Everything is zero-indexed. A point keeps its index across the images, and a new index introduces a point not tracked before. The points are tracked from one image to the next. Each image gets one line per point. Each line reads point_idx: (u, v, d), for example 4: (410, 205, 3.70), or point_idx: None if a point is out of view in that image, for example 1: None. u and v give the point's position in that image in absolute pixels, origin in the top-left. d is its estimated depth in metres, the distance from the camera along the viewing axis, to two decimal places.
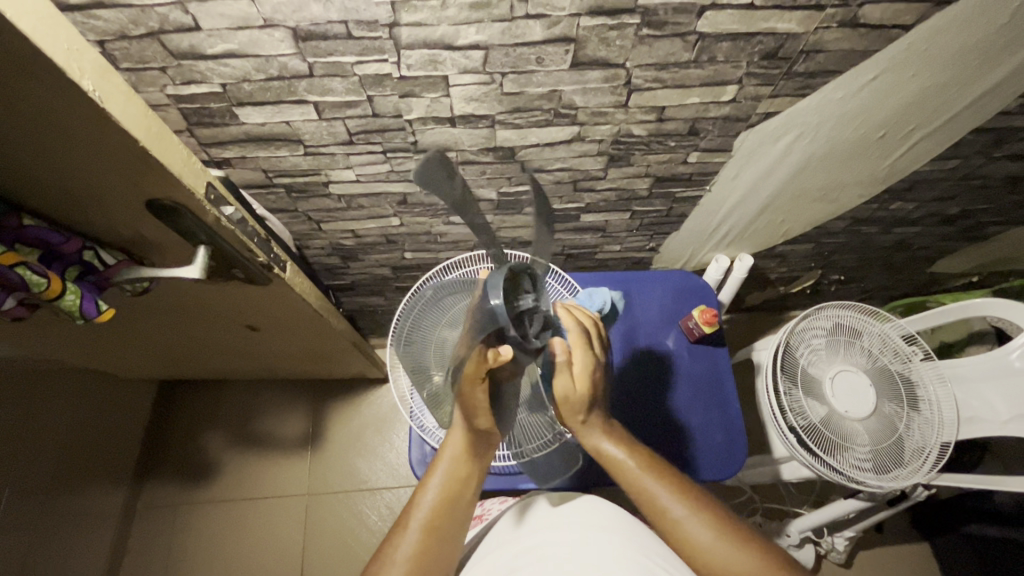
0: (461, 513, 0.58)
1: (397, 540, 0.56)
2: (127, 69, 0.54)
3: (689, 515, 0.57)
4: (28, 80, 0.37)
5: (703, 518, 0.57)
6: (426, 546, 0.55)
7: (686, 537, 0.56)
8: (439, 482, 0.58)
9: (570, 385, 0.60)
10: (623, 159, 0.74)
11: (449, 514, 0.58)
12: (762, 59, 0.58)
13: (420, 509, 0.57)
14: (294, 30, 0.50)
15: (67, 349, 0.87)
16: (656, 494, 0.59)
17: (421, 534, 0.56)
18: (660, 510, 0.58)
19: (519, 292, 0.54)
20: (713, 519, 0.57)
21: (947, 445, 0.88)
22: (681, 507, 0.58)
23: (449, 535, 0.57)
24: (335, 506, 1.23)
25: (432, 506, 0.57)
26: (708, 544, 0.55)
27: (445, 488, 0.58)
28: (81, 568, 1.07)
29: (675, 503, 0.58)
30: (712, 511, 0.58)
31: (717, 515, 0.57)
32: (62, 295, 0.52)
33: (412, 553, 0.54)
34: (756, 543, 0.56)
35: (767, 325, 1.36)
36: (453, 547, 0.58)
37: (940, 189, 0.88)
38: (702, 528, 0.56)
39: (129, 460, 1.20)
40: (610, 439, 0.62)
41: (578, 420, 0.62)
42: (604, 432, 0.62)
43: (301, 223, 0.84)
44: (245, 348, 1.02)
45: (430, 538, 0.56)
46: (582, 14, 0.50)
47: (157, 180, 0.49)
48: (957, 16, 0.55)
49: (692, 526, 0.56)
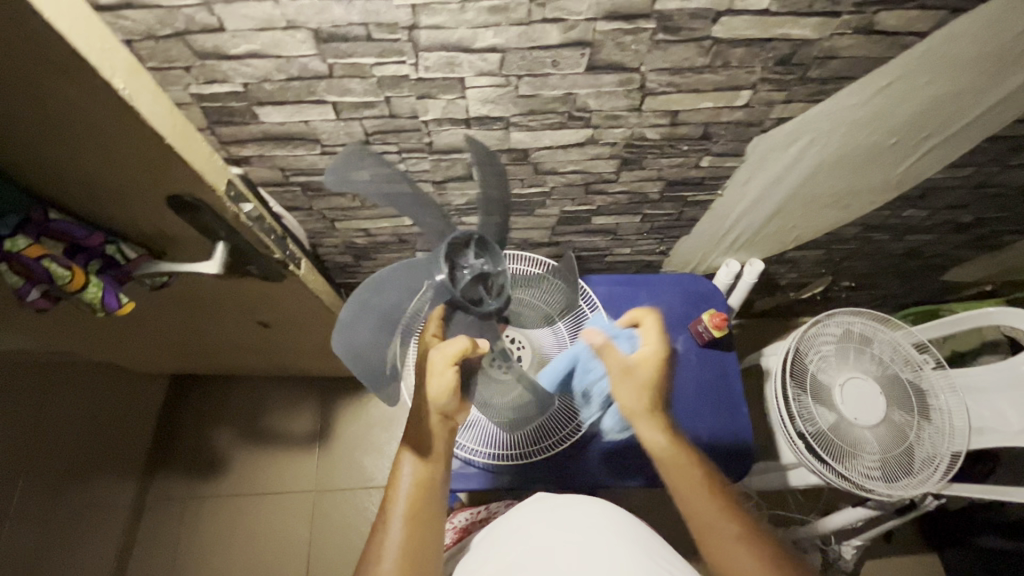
0: (438, 494, 0.58)
1: (383, 536, 0.54)
2: (153, 68, 0.55)
3: (739, 537, 0.54)
4: (61, 77, 0.38)
5: (754, 546, 0.53)
6: (412, 535, 0.55)
7: (728, 558, 0.53)
8: (411, 470, 0.57)
9: (625, 367, 0.63)
10: (635, 162, 0.74)
11: (428, 497, 0.57)
12: (777, 65, 0.58)
13: (397, 500, 0.56)
14: (315, 31, 0.51)
15: (83, 342, 0.89)
16: (707, 510, 0.56)
17: (405, 520, 0.55)
18: (708, 527, 0.55)
19: (466, 259, 0.58)
20: (765, 550, 0.53)
21: (958, 456, 0.87)
22: (734, 526, 0.55)
23: (433, 513, 0.57)
24: (342, 504, 1.24)
25: (409, 494, 0.57)
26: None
27: (418, 471, 0.58)
28: (91, 558, 1.09)
29: (727, 522, 0.55)
30: (764, 541, 0.54)
31: (769, 548, 0.53)
32: (84, 288, 0.53)
33: (401, 544, 0.54)
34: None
35: (776, 331, 1.35)
36: (438, 531, 0.57)
37: (954, 197, 0.87)
38: (748, 558, 0.52)
39: (140, 454, 1.21)
40: (668, 435, 0.61)
41: (636, 407, 0.63)
42: (663, 429, 0.62)
43: (316, 221, 0.86)
44: (258, 344, 1.03)
45: (413, 521, 0.55)
46: (598, 19, 0.51)
47: (180, 177, 0.50)
48: (972, 24, 0.55)
49: (739, 553, 0.53)
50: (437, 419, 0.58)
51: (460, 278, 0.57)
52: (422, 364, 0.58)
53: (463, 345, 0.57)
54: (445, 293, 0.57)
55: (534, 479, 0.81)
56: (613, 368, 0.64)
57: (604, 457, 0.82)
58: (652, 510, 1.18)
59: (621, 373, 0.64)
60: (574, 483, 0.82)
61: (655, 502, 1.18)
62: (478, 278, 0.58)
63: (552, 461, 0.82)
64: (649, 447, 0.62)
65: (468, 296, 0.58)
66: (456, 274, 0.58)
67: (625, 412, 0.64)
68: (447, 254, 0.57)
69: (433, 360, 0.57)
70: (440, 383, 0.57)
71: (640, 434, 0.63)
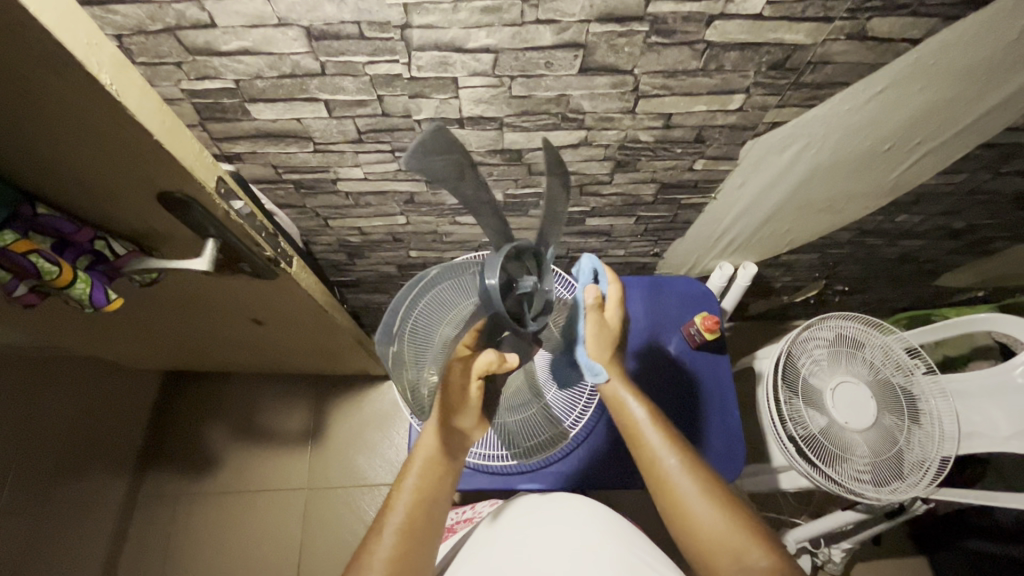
0: (435, 513, 0.58)
1: (375, 544, 0.55)
2: (143, 64, 0.55)
3: (682, 469, 0.58)
4: (48, 73, 0.38)
5: (692, 473, 0.58)
6: (401, 547, 0.55)
7: (672, 488, 0.57)
8: (414, 482, 0.58)
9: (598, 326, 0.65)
10: (628, 164, 0.74)
11: (425, 513, 0.57)
12: (770, 69, 0.58)
13: (396, 511, 0.57)
14: (307, 29, 0.51)
15: (74, 337, 0.89)
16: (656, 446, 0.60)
17: (397, 533, 0.55)
18: (656, 464, 0.59)
19: (520, 272, 0.52)
20: (703, 475, 0.57)
21: (948, 460, 0.88)
22: (677, 460, 0.59)
23: (426, 533, 0.57)
24: (334, 501, 1.24)
25: (407, 505, 0.57)
26: (694, 503, 0.56)
27: (420, 488, 0.58)
28: (81, 553, 1.09)
29: (668, 452, 0.59)
30: (706, 474, 0.58)
31: (709, 478, 0.58)
32: (73, 283, 0.53)
33: (390, 555, 0.54)
34: (740, 509, 0.56)
35: (770, 333, 1.36)
36: (427, 551, 0.57)
37: (947, 204, 0.88)
38: (689, 483, 0.57)
39: (131, 449, 1.21)
40: (625, 381, 0.65)
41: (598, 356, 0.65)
42: (620, 375, 0.65)
43: (309, 219, 0.85)
44: (250, 341, 1.03)
45: (406, 536, 0.55)
46: (592, 21, 0.51)
47: (170, 174, 0.49)
48: (964, 33, 0.56)
49: (681, 482, 0.57)
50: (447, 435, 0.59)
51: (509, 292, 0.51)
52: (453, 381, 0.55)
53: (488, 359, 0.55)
54: (491, 304, 0.50)
55: (525, 478, 0.81)
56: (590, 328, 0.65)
57: (595, 458, 0.82)
58: (643, 511, 1.18)
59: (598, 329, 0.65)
60: (565, 484, 0.82)
61: (645, 503, 1.19)
62: (526, 294, 0.53)
63: (544, 461, 0.82)
64: (606, 391, 0.65)
65: (514, 312, 0.52)
66: (508, 284, 0.51)
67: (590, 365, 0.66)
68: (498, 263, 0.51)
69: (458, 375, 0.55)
70: (459, 399, 0.57)
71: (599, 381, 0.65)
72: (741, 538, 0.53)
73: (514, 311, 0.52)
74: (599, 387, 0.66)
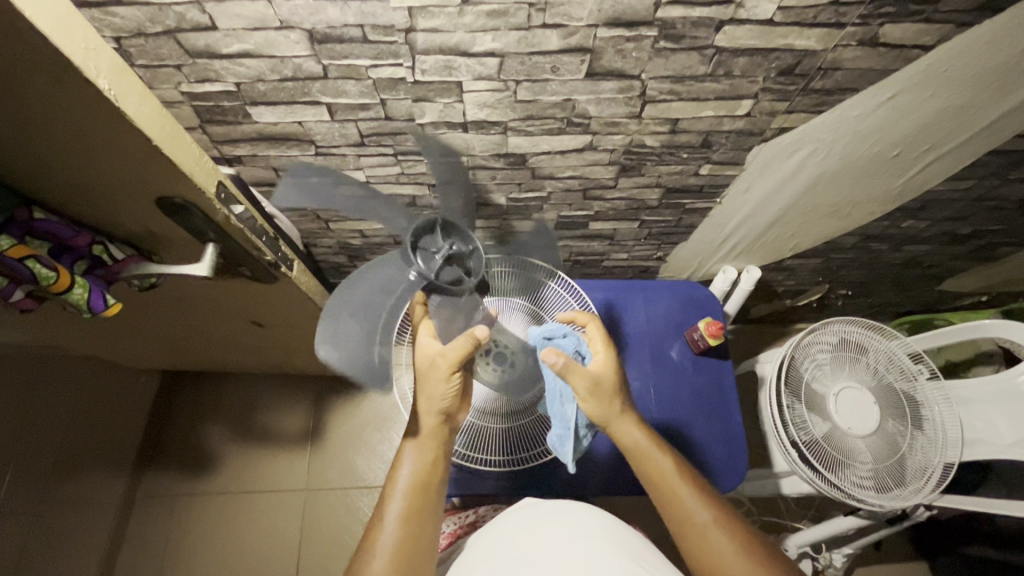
0: (435, 497, 0.58)
1: (377, 534, 0.54)
2: (142, 66, 0.54)
3: (712, 522, 0.56)
4: (45, 78, 0.37)
5: (726, 528, 0.56)
6: (405, 535, 0.54)
7: (706, 546, 0.55)
8: (410, 469, 0.58)
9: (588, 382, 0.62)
10: (633, 169, 0.73)
11: (425, 499, 0.57)
12: (779, 75, 0.58)
13: (395, 497, 0.56)
14: (310, 32, 0.50)
15: (71, 338, 0.88)
16: (683, 497, 0.58)
17: (399, 520, 0.55)
18: (684, 517, 0.57)
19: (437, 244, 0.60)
20: (735, 531, 0.55)
21: (950, 467, 0.87)
22: (707, 512, 0.57)
23: (429, 518, 0.56)
24: (333, 503, 1.23)
25: (406, 492, 0.57)
26: (726, 555, 0.54)
27: (417, 474, 0.58)
28: (78, 554, 1.08)
29: (700, 509, 0.57)
30: (737, 525, 0.56)
31: (740, 529, 0.56)
32: (70, 288, 0.52)
33: (395, 541, 0.53)
34: (773, 561, 0.54)
35: (772, 337, 1.35)
36: (432, 539, 0.56)
37: (953, 209, 0.87)
38: (723, 539, 0.55)
39: (129, 449, 1.20)
40: (643, 432, 0.62)
41: (609, 412, 0.62)
42: (638, 426, 0.63)
43: (310, 222, 0.84)
44: (249, 342, 1.02)
45: (408, 522, 0.55)
46: (599, 25, 0.50)
47: (169, 179, 0.49)
48: (976, 40, 0.55)
49: (711, 537, 0.55)
50: (438, 421, 0.60)
51: (432, 263, 0.60)
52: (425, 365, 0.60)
53: (463, 345, 0.59)
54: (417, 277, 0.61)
55: (526, 484, 0.80)
56: (579, 382, 0.62)
57: (596, 463, 0.82)
58: (643, 515, 1.18)
59: (590, 385, 0.62)
60: (566, 490, 0.81)
61: (646, 506, 1.18)
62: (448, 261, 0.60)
63: (545, 467, 0.81)
64: (625, 446, 0.62)
65: (446, 279, 0.60)
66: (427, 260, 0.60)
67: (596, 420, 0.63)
68: (413, 245, 0.60)
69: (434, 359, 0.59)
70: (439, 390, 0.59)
71: (615, 436, 0.63)
72: None
73: (445, 278, 0.60)
74: (614, 438, 0.63)
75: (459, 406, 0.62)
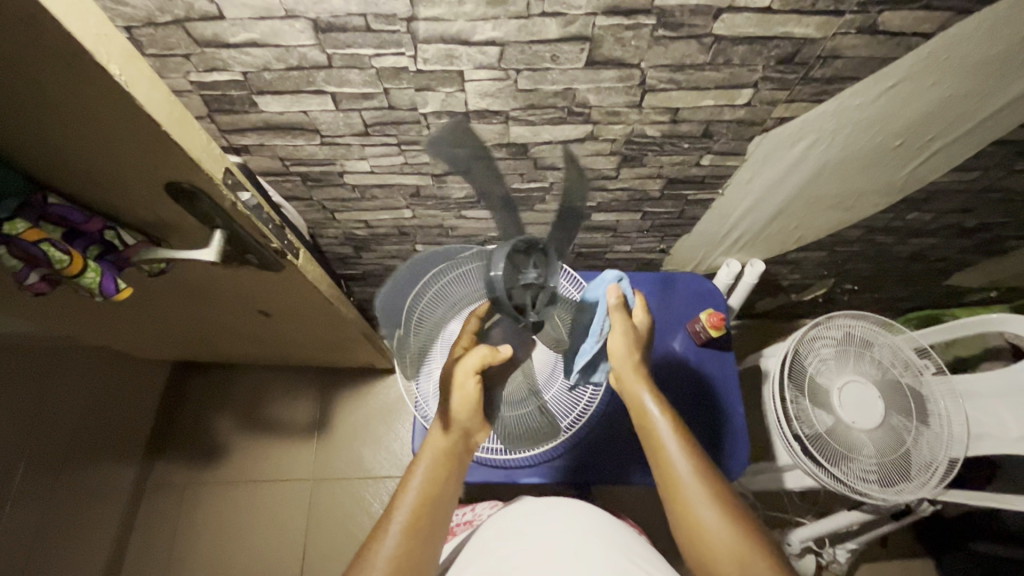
0: (441, 512, 0.57)
1: (378, 544, 0.53)
2: (152, 55, 0.55)
3: (693, 476, 0.58)
4: (59, 64, 0.38)
5: (706, 485, 0.57)
6: (407, 544, 0.53)
7: (684, 497, 0.57)
8: (420, 482, 0.58)
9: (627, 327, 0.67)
10: (635, 159, 0.74)
11: (431, 511, 0.56)
12: (779, 63, 0.58)
13: (402, 508, 0.55)
14: (314, 21, 0.51)
15: (84, 326, 0.90)
16: (667, 449, 0.60)
17: (402, 531, 0.54)
18: (668, 470, 0.59)
19: (526, 266, 0.57)
20: (716, 489, 0.57)
21: (955, 461, 0.87)
22: (689, 467, 0.58)
23: (431, 532, 0.55)
24: (338, 493, 1.25)
25: (412, 505, 0.56)
26: (700, 509, 0.56)
27: (426, 488, 0.57)
28: (90, 541, 1.10)
29: (685, 461, 0.59)
30: (717, 482, 0.58)
31: (719, 486, 0.57)
32: (83, 272, 0.53)
33: (395, 554, 0.52)
34: (749, 522, 0.55)
35: (778, 332, 1.35)
36: (430, 555, 0.55)
37: (959, 202, 0.86)
38: (700, 493, 0.56)
39: (140, 438, 1.23)
40: (648, 389, 0.65)
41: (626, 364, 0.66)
42: (643, 382, 0.65)
43: (316, 212, 0.86)
44: (257, 332, 1.04)
45: (411, 536, 0.54)
46: (598, 14, 0.51)
47: (178, 165, 0.50)
48: (980, 26, 0.55)
49: (691, 489, 0.57)
50: (454, 435, 0.61)
51: (515, 281, 0.56)
52: (445, 379, 0.63)
53: (483, 356, 0.63)
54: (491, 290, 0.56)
55: (528, 473, 0.81)
56: (615, 330, 0.67)
57: (597, 453, 0.83)
58: (645, 507, 1.18)
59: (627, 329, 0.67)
60: (568, 478, 0.82)
61: (649, 499, 1.19)
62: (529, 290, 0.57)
63: (547, 457, 0.82)
64: (629, 397, 0.66)
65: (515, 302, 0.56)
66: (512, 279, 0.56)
67: (617, 368, 0.67)
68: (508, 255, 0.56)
69: (457, 374, 0.62)
70: (463, 400, 0.62)
71: (625, 388, 0.66)
72: (748, 558, 0.52)
73: (515, 300, 0.56)
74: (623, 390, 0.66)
75: (478, 424, 0.63)
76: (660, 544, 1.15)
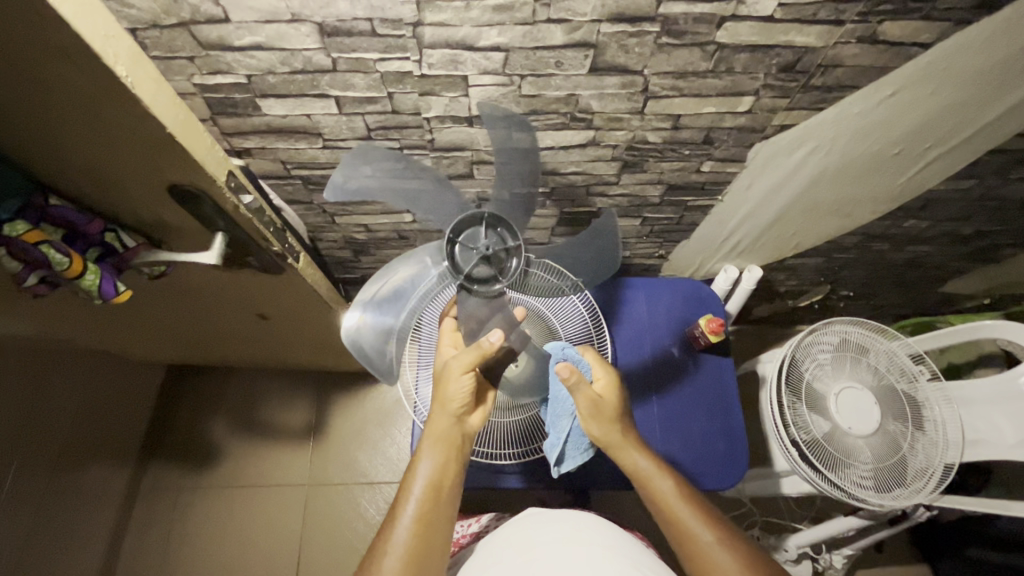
0: (448, 501, 0.60)
1: (390, 534, 0.56)
2: (156, 57, 0.55)
3: (715, 541, 0.59)
4: (66, 65, 0.38)
5: (731, 549, 0.58)
6: (418, 538, 0.56)
7: (711, 563, 0.58)
8: (426, 471, 0.60)
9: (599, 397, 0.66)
10: (636, 165, 0.74)
11: (438, 500, 0.59)
12: (780, 72, 0.59)
13: (410, 500, 0.58)
14: (320, 25, 0.51)
15: (79, 328, 0.89)
16: (684, 518, 0.61)
17: (413, 522, 0.56)
18: (689, 538, 0.60)
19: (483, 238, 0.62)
20: (741, 552, 0.58)
21: (950, 467, 0.87)
22: (709, 532, 0.60)
23: (440, 524, 0.58)
24: (334, 499, 1.24)
25: (421, 494, 0.59)
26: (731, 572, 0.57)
27: (432, 476, 0.60)
28: (81, 546, 1.09)
29: (704, 528, 0.60)
30: (738, 543, 0.59)
31: (742, 548, 0.59)
32: (83, 275, 0.53)
33: (406, 548, 0.55)
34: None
35: (775, 338, 1.35)
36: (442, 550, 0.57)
37: (955, 210, 0.87)
38: (727, 557, 0.58)
39: (133, 442, 1.21)
40: (645, 455, 0.66)
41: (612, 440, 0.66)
42: (637, 449, 0.66)
43: (316, 216, 0.86)
44: (254, 336, 1.03)
45: (422, 527, 0.56)
46: (603, 21, 0.51)
47: (182, 167, 0.50)
48: (977, 36, 0.56)
49: (718, 555, 0.58)
50: (452, 422, 0.63)
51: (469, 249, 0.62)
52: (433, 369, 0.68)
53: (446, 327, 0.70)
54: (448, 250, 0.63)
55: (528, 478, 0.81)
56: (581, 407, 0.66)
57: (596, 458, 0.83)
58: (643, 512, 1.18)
59: (589, 407, 0.65)
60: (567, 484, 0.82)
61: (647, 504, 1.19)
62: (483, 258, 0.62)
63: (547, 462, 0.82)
64: (628, 469, 0.66)
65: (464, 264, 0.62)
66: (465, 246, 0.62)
67: (603, 443, 0.66)
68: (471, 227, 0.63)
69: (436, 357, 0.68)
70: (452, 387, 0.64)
71: (619, 460, 0.66)
72: None
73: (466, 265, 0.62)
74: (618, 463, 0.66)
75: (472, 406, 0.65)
76: (657, 549, 1.14)
